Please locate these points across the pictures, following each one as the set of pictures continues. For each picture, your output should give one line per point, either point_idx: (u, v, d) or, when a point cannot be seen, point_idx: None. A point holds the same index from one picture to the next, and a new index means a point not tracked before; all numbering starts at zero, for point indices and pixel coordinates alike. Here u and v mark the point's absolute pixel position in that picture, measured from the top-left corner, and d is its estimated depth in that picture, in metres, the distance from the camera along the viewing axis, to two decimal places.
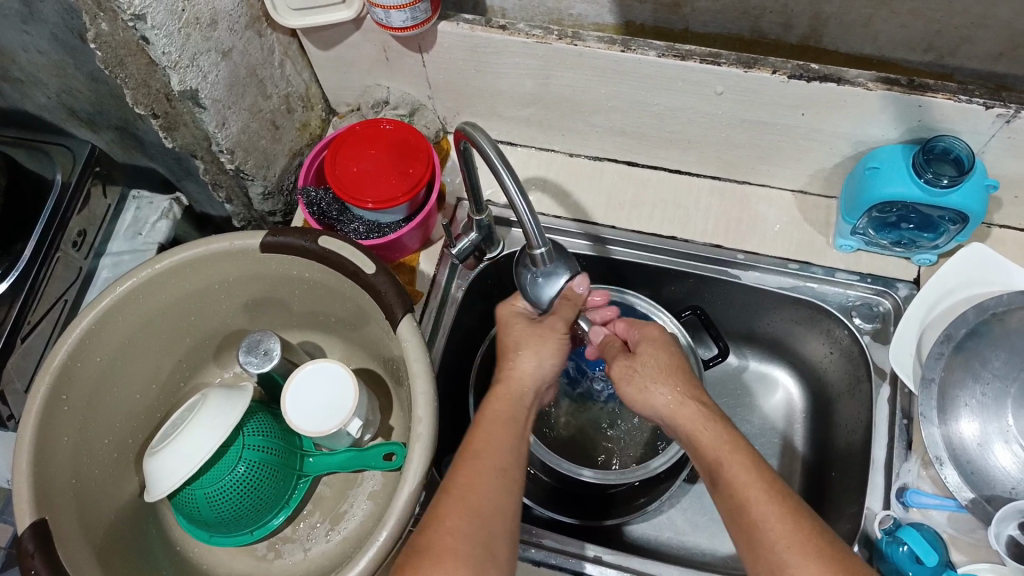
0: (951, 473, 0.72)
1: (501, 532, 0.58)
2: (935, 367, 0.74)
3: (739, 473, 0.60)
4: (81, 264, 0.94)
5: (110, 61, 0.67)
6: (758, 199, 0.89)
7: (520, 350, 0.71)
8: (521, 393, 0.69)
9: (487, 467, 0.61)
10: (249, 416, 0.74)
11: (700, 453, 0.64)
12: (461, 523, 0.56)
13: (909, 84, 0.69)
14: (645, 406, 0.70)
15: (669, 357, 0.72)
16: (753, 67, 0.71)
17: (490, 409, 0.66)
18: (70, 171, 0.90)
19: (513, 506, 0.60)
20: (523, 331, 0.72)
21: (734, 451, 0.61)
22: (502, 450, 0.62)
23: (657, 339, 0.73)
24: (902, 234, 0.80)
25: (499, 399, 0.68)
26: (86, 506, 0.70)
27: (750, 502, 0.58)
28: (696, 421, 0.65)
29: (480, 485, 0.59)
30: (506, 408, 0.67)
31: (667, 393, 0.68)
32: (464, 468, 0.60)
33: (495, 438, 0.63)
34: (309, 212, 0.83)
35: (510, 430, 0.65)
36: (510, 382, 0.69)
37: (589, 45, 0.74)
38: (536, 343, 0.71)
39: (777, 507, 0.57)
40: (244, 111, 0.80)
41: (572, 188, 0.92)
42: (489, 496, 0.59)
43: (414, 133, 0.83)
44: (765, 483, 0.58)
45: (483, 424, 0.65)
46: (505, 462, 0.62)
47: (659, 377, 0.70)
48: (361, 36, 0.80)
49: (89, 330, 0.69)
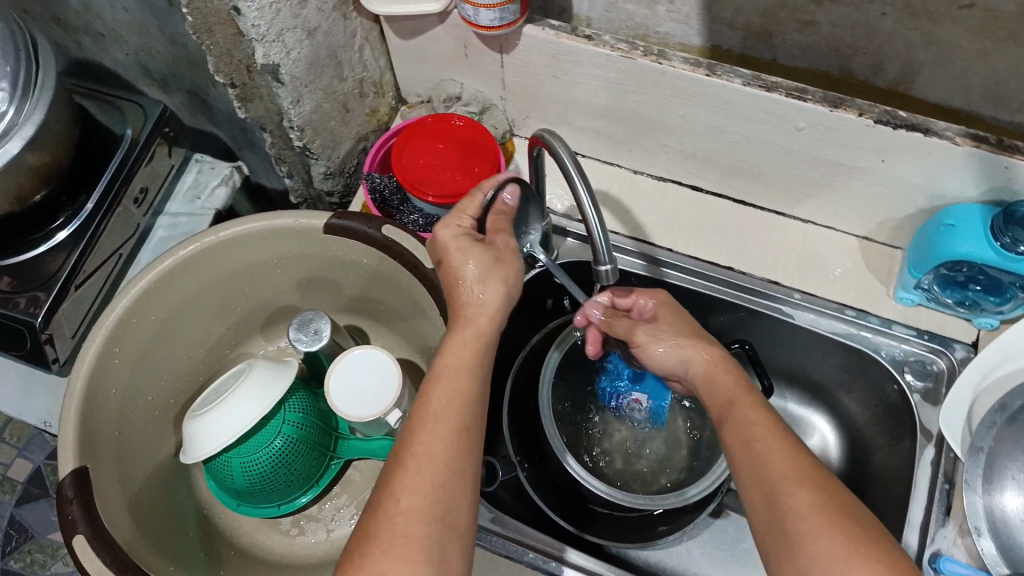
0: (988, 544, 0.69)
1: (459, 500, 0.54)
2: (985, 435, 0.72)
3: (747, 411, 0.61)
4: (140, 220, 0.95)
5: (200, 27, 0.68)
6: (820, 240, 0.87)
7: (480, 279, 0.64)
8: (488, 335, 0.63)
9: (446, 431, 0.55)
10: (289, 393, 0.74)
11: (715, 395, 0.65)
12: (415, 496, 0.52)
13: (998, 144, 0.68)
14: (669, 368, 0.71)
15: (684, 322, 0.72)
16: (839, 106, 0.70)
17: (450, 354, 0.60)
18: (140, 128, 0.91)
19: (474, 470, 0.55)
20: (479, 252, 0.64)
21: (743, 396, 0.63)
22: (465, 409, 0.57)
23: (668, 305, 0.75)
24: (967, 295, 0.79)
25: (461, 342, 0.62)
26: (125, 460, 0.71)
27: (755, 436, 0.58)
28: (713, 371, 0.67)
29: (439, 453, 0.54)
30: (468, 356, 0.60)
31: (688, 351, 0.69)
32: (421, 428, 0.56)
33: (454, 392, 0.58)
34: (371, 197, 0.84)
35: (471, 381, 0.59)
36: (475, 323, 0.63)
37: (674, 65, 0.73)
38: (501, 273, 0.64)
39: (776, 439, 0.58)
40: (319, 90, 0.81)
41: (632, 205, 0.91)
42: (447, 464, 0.54)
43: (483, 133, 0.83)
44: (768, 418, 0.60)
45: (443, 375, 0.59)
46: (467, 421, 0.57)
47: (679, 340, 0.70)
48: (444, 30, 0.80)
49: (149, 287, 0.71)
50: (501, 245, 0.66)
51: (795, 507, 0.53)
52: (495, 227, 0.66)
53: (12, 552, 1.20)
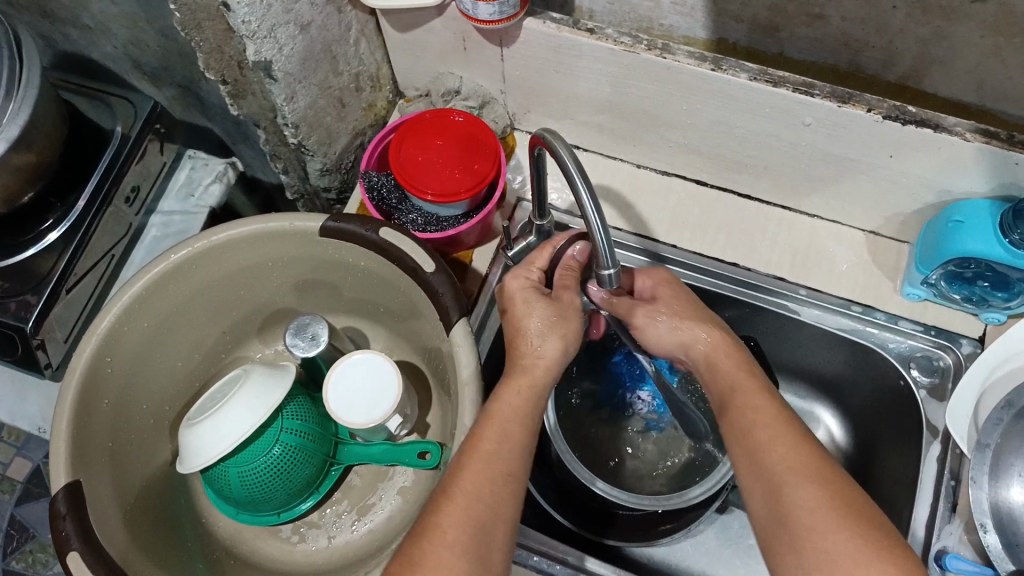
0: (993, 540, 0.68)
1: (498, 538, 0.55)
2: (992, 432, 0.71)
3: (750, 400, 0.61)
4: (132, 219, 0.93)
5: (189, 23, 0.65)
6: (826, 236, 0.86)
7: (543, 333, 0.66)
8: (542, 385, 0.65)
9: (496, 473, 0.57)
10: (289, 398, 0.73)
11: (717, 381, 0.65)
12: (461, 531, 0.54)
13: (1009, 140, 0.66)
14: (674, 348, 0.69)
15: (687, 300, 0.70)
16: (847, 102, 0.68)
17: (507, 400, 0.62)
18: (131, 125, 0.89)
19: (516, 514, 0.57)
20: (543, 307, 0.67)
21: (748, 382, 0.62)
22: (515, 453, 0.59)
23: (671, 283, 0.72)
24: (973, 291, 0.78)
25: (517, 390, 0.63)
26: (119, 469, 0.70)
27: (757, 427, 0.58)
28: (718, 352, 0.66)
29: (487, 493, 0.56)
30: (522, 405, 0.62)
31: (698, 331, 0.68)
32: (469, 466, 0.57)
33: (505, 436, 0.60)
34: (369, 196, 0.81)
35: (523, 429, 0.61)
36: (531, 372, 0.65)
37: (679, 59, 0.71)
38: (560, 329, 0.67)
39: (779, 428, 0.58)
40: (314, 86, 0.79)
41: (635, 201, 0.89)
42: (494, 503, 0.56)
43: (484, 129, 0.81)
44: (773, 408, 0.60)
45: (498, 418, 0.61)
46: (516, 464, 0.59)
47: (680, 320, 0.68)
48: (442, 23, 0.78)
49: (140, 293, 0.69)
50: (566, 302, 0.68)
51: (799, 499, 0.53)
52: (561, 283, 0.69)
53: (13, 553, 1.20)
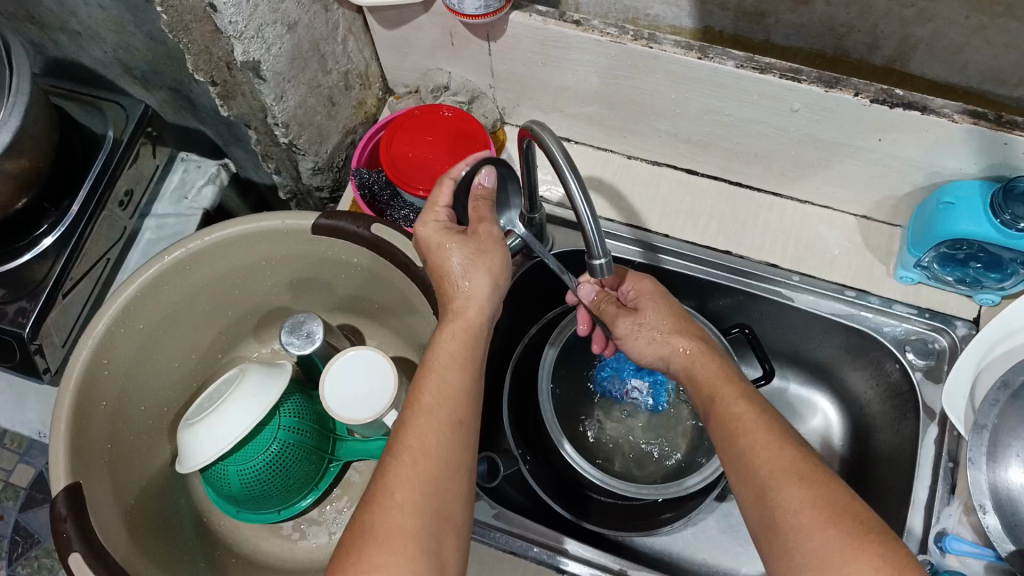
0: (993, 521, 0.68)
1: (454, 494, 0.54)
2: (988, 414, 0.71)
3: (733, 407, 0.60)
4: (126, 223, 0.93)
5: (175, 25, 0.66)
6: (818, 222, 0.87)
7: (465, 271, 0.63)
8: (476, 327, 0.62)
9: (439, 424, 0.56)
10: (286, 396, 0.74)
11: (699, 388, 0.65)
12: (410, 487, 0.53)
13: (997, 120, 0.66)
14: (655, 358, 0.70)
15: (671, 309, 0.71)
16: (834, 87, 0.68)
17: (440, 347, 0.60)
18: (122, 129, 0.89)
19: (467, 465, 0.56)
20: (459, 245, 0.63)
21: (728, 388, 0.62)
22: (455, 399, 0.57)
23: (651, 292, 0.72)
24: (968, 272, 0.77)
25: (453, 335, 0.61)
26: (119, 471, 0.70)
27: (740, 433, 0.58)
28: (696, 362, 0.66)
29: (434, 447, 0.55)
30: (456, 350, 0.60)
31: (677, 344, 0.68)
32: (411, 422, 0.56)
33: (443, 383, 0.58)
34: (360, 193, 0.82)
35: (463, 373, 0.59)
36: (463, 316, 0.62)
37: (666, 49, 0.71)
38: (484, 263, 0.63)
39: (765, 434, 0.57)
40: (303, 85, 0.79)
41: (627, 191, 0.90)
42: (441, 455, 0.55)
43: (473, 123, 0.81)
44: (756, 413, 0.59)
45: (436, 367, 0.59)
46: (460, 412, 0.57)
47: (659, 334, 0.69)
48: (428, 18, 0.78)
49: (136, 295, 0.70)
50: (483, 233, 0.64)
51: (785, 501, 0.53)
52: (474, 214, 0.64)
53: (19, 558, 1.21)
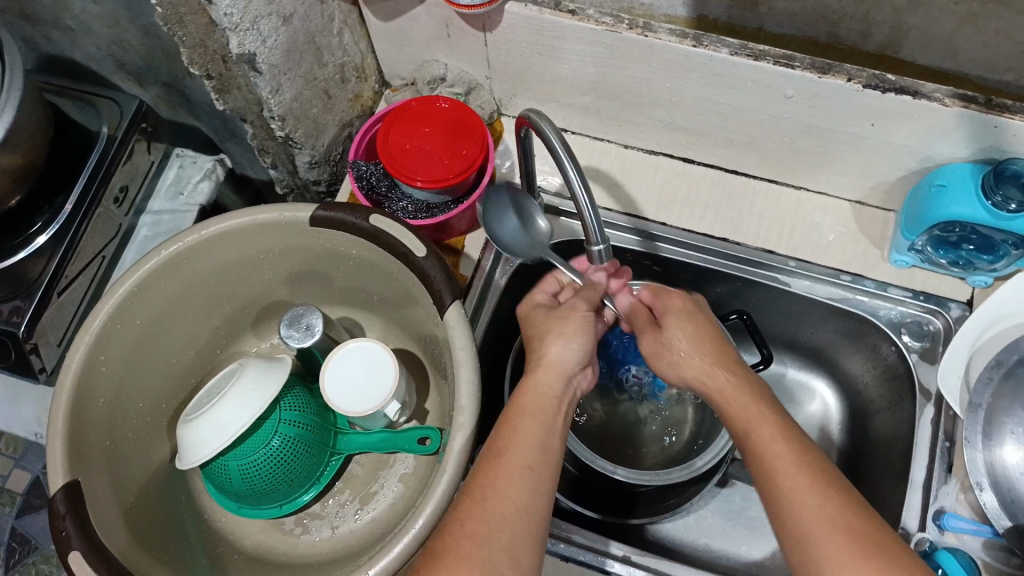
0: (989, 498, 0.70)
1: (523, 533, 0.57)
2: (983, 393, 0.73)
3: (769, 449, 0.59)
4: (121, 220, 0.93)
5: (170, 18, 0.65)
6: (813, 208, 0.88)
7: (547, 339, 0.71)
8: (550, 388, 0.68)
9: (511, 466, 0.60)
10: (287, 389, 0.75)
11: (733, 424, 0.63)
12: (478, 523, 0.57)
13: (987, 103, 0.67)
14: (679, 378, 0.70)
15: (697, 329, 0.70)
16: (828, 73, 0.69)
17: (516, 402, 0.66)
18: (116, 125, 0.89)
19: (540, 505, 0.59)
20: (548, 320, 0.72)
21: (767, 426, 0.61)
22: (525, 448, 0.62)
23: (680, 309, 0.72)
24: (960, 254, 0.79)
25: (527, 392, 0.67)
26: (118, 468, 0.70)
27: (778, 480, 0.57)
28: (724, 396, 0.65)
29: (502, 488, 0.59)
30: (530, 404, 0.66)
31: (699, 364, 0.68)
32: (485, 466, 0.61)
33: (517, 433, 0.63)
34: (358, 185, 0.82)
35: (539, 425, 0.64)
36: (539, 376, 0.68)
37: (660, 37, 0.72)
38: (561, 330, 0.71)
39: (804, 478, 0.56)
40: (299, 78, 0.79)
41: (623, 181, 0.90)
42: (511, 496, 0.58)
43: (469, 113, 0.82)
44: (793, 458, 0.58)
45: (509, 419, 0.65)
46: (528, 458, 0.61)
47: (692, 354, 0.69)
48: (424, 10, 0.79)
49: (133, 290, 0.69)
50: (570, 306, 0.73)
51: (821, 537, 0.53)
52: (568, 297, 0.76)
53: (16, 565, 1.20)
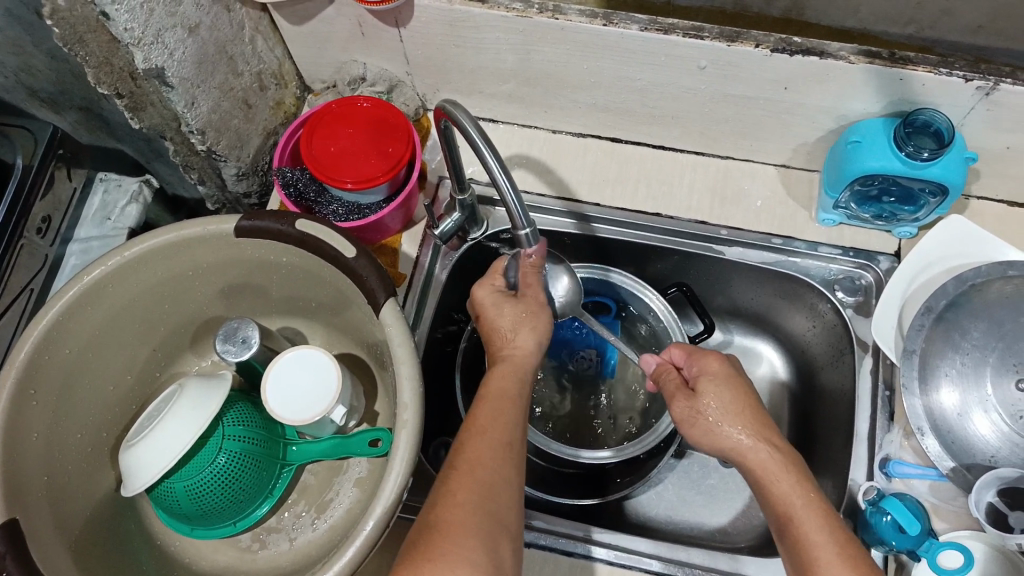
0: (932, 442, 0.71)
1: (510, 500, 0.58)
2: (916, 338, 0.74)
3: (811, 532, 0.57)
4: (46, 251, 0.91)
5: (69, 37, 0.64)
6: (740, 175, 0.89)
7: (514, 329, 0.71)
8: (524, 371, 0.69)
9: (493, 442, 0.61)
10: (228, 405, 0.73)
11: (770, 501, 0.61)
12: (471, 494, 0.57)
13: (891, 57, 0.69)
14: (716, 449, 0.66)
15: (735, 395, 0.67)
16: (736, 40, 0.70)
17: (495, 382, 0.67)
18: (31, 154, 0.87)
19: (518, 479, 0.60)
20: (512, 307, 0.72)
21: (807, 506, 0.59)
22: (507, 424, 0.63)
23: (717, 374, 0.68)
24: (883, 207, 0.81)
25: (503, 373, 0.68)
26: (60, 502, 0.68)
27: (819, 564, 0.55)
28: (769, 472, 0.62)
29: (487, 458, 0.60)
30: (509, 384, 0.67)
31: (739, 435, 0.64)
32: (469, 443, 0.61)
33: (497, 411, 0.64)
34: (286, 193, 0.82)
35: (513, 405, 0.65)
36: (511, 361, 0.69)
37: (571, 18, 0.72)
38: (530, 322, 0.72)
39: (843, 563, 0.55)
40: (214, 89, 0.78)
41: (554, 165, 0.91)
42: (495, 466, 0.59)
43: (393, 111, 0.81)
44: (838, 547, 0.56)
45: (488, 398, 0.65)
46: (510, 435, 0.62)
47: (724, 420, 0.66)
48: (335, 10, 0.78)
49: (58, 318, 0.67)
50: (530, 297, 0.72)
51: (824, 556, 0.56)
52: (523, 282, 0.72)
53: None
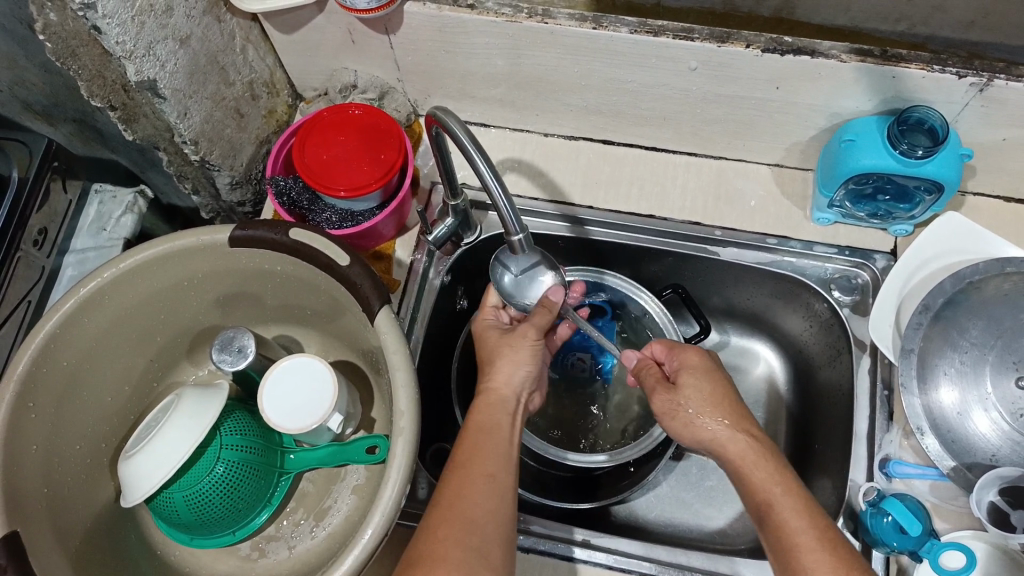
0: (932, 441, 0.71)
1: (494, 535, 0.58)
2: (914, 337, 0.73)
3: (789, 518, 0.57)
4: (44, 262, 0.92)
5: (61, 52, 0.64)
6: (734, 174, 0.89)
7: (496, 364, 0.71)
8: (506, 403, 0.69)
9: (476, 474, 0.61)
10: (226, 414, 0.73)
11: (748, 491, 0.61)
12: (452, 532, 0.57)
13: (883, 55, 0.69)
14: (694, 441, 0.66)
15: (713, 387, 0.67)
16: (726, 41, 0.70)
17: (476, 419, 0.67)
18: (26, 167, 0.86)
19: (504, 510, 0.60)
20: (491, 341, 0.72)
21: (785, 494, 0.59)
22: (490, 457, 0.63)
23: (696, 367, 0.68)
24: (879, 206, 0.80)
25: (484, 408, 0.68)
26: (60, 513, 0.68)
27: (799, 550, 0.55)
28: (748, 462, 0.61)
29: (468, 494, 0.59)
30: (492, 417, 0.67)
31: (717, 426, 0.64)
32: (451, 480, 0.61)
33: (479, 446, 0.64)
34: (280, 202, 0.81)
35: (495, 437, 0.65)
36: (493, 394, 0.69)
37: (560, 23, 0.72)
38: (509, 354, 0.72)
39: (823, 550, 0.55)
40: (207, 99, 0.78)
41: (548, 168, 0.91)
42: (480, 502, 0.59)
43: (385, 118, 0.81)
44: (817, 533, 0.56)
45: (470, 434, 0.65)
46: (492, 467, 0.62)
47: (703, 411, 0.65)
48: (325, 18, 0.78)
49: (55, 330, 0.68)
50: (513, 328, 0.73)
51: (804, 541, 0.55)
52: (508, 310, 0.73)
53: None
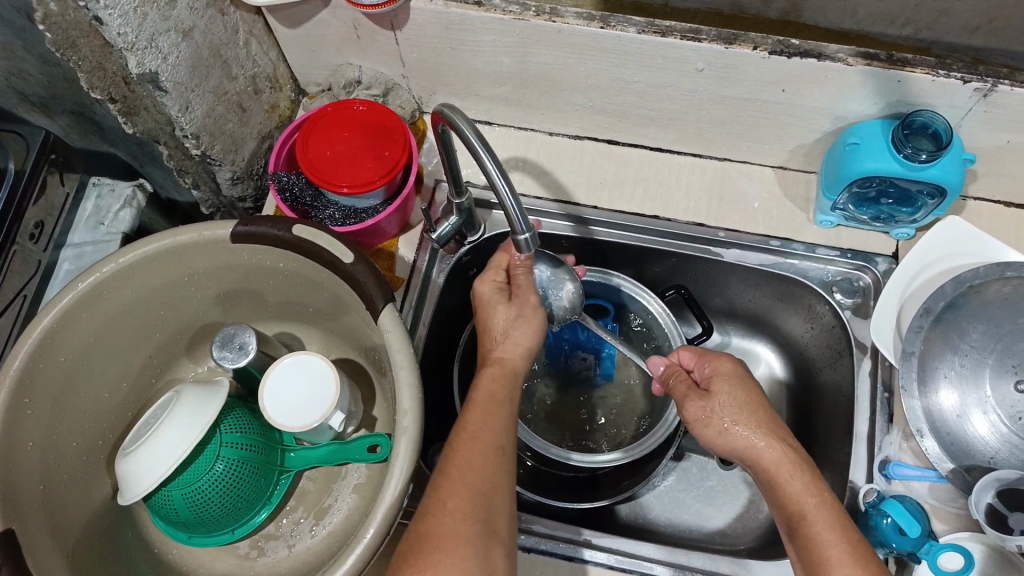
0: (931, 443, 0.71)
1: (500, 507, 0.58)
2: (914, 341, 0.74)
3: (821, 531, 0.57)
4: (40, 256, 0.91)
5: (61, 43, 0.63)
6: (738, 176, 0.89)
7: (508, 334, 0.71)
8: (515, 376, 0.69)
9: (486, 446, 0.61)
10: (226, 412, 0.73)
11: (782, 501, 0.61)
12: (462, 502, 0.57)
13: (889, 59, 0.69)
14: (727, 448, 0.66)
15: (747, 396, 0.66)
16: (734, 43, 0.70)
17: (484, 387, 0.67)
18: (23, 159, 0.86)
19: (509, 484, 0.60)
20: (505, 308, 0.72)
21: (819, 506, 0.58)
22: (499, 429, 0.63)
23: (729, 375, 0.68)
24: (881, 209, 0.80)
25: (493, 377, 0.68)
26: (56, 511, 0.68)
27: (831, 563, 0.55)
28: (783, 472, 0.62)
29: (478, 464, 0.59)
30: (502, 388, 0.67)
31: (753, 435, 0.64)
32: (459, 448, 0.61)
33: (489, 416, 0.63)
34: (281, 198, 0.81)
35: (504, 409, 0.65)
36: (503, 364, 0.69)
37: (568, 22, 0.71)
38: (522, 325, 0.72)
39: (853, 562, 0.55)
40: (208, 93, 0.77)
41: (552, 167, 0.91)
42: (488, 474, 0.59)
43: (389, 115, 0.81)
44: (848, 546, 0.56)
45: (479, 401, 0.65)
46: (502, 440, 0.62)
47: (737, 417, 0.65)
48: (330, 13, 0.77)
49: (55, 324, 0.67)
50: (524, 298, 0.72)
51: (837, 556, 0.55)
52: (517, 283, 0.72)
53: None
